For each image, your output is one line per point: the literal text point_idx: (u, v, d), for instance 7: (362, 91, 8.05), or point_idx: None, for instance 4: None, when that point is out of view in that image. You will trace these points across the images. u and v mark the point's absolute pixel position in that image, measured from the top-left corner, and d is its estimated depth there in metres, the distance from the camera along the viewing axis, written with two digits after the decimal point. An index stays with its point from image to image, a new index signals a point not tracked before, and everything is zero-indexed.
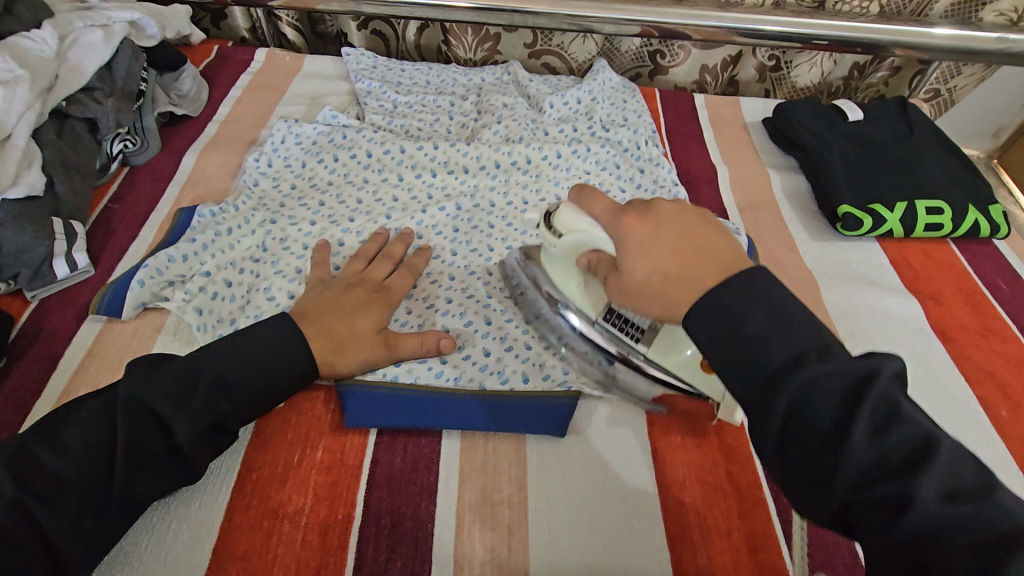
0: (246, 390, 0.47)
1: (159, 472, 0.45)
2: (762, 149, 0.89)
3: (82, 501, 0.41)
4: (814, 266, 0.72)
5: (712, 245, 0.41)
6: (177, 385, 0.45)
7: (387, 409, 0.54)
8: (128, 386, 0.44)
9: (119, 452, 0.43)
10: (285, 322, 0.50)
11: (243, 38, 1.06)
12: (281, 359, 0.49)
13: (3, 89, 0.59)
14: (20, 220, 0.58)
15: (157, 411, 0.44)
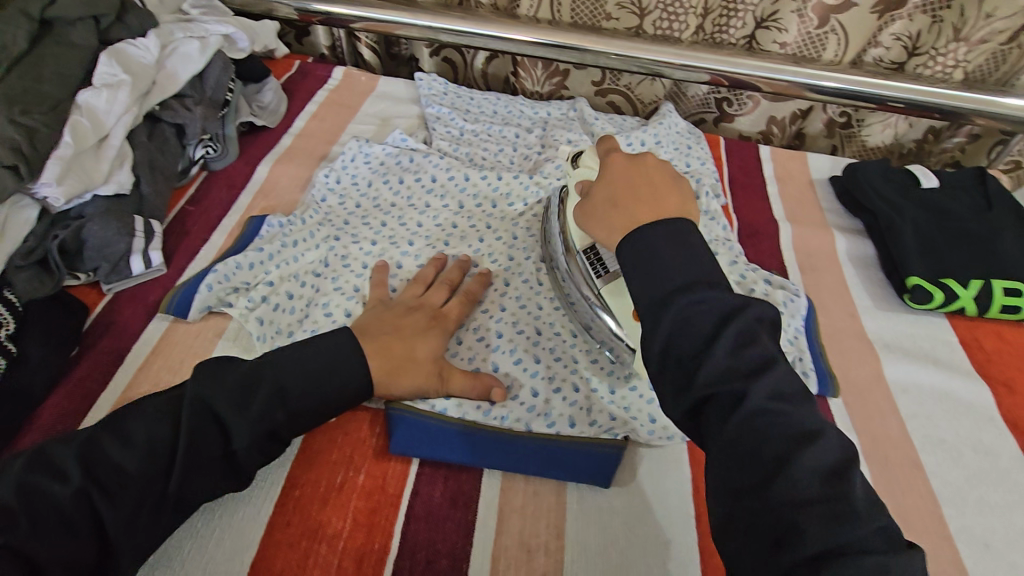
0: (302, 402, 0.48)
1: (211, 476, 0.46)
2: (828, 208, 0.87)
3: (141, 495, 0.42)
4: (877, 338, 0.69)
5: (662, 197, 0.49)
6: (240, 391, 0.46)
7: (432, 442, 0.54)
8: (196, 386, 0.46)
9: (178, 450, 0.44)
10: (345, 338, 0.51)
11: (322, 55, 1.11)
12: (339, 374, 0.49)
13: (107, 92, 0.63)
14: (107, 215, 0.61)
15: (219, 415, 0.46)
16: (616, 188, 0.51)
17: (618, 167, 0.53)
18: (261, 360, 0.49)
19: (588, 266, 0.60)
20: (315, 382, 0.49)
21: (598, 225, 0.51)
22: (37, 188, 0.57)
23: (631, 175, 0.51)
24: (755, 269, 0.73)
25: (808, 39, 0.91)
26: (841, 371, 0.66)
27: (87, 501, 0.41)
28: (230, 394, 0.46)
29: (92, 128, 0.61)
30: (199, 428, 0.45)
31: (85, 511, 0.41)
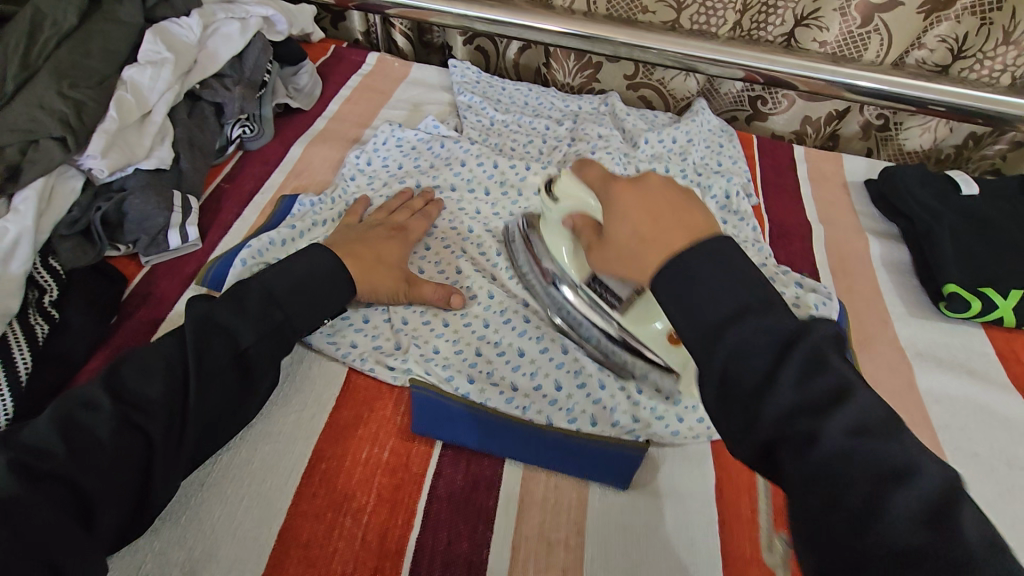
0: (290, 297, 0.54)
1: (231, 384, 0.49)
2: (862, 212, 0.85)
3: (168, 406, 0.46)
4: (908, 346, 0.68)
5: (686, 209, 0.42)
6: (229, 298, 0.52)
7: (453, 427, 0.54)
8: (198, 308, 0.50)
9: (193, 361, 0.48)
10: (319, 252, 0.57)
11: (355, 40, 1.11)
12: (317, 278, 0.56)
13: (151, 70, 0.65)
14: (147, 189, 0.63)
15: (221, 324, 0.50)
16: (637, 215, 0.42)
17: (625, 189, 0.45)
18: (257, 284, 0.53)
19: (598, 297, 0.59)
20: (307, 306, 0.55)
21: (623, 262, 0.44)
22: (82, 159, 0.58)
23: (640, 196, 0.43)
24: (786, 271, 0.72)
25: (850, 38, 0.89)
26: (871, 378, 0.65)
27: (120, 420, 0.44)
28: (237, 312, 0.51)
29: (136, 103, 0.63)
30: (208, 341, 0.49)
31: (119, 429, 0.44)
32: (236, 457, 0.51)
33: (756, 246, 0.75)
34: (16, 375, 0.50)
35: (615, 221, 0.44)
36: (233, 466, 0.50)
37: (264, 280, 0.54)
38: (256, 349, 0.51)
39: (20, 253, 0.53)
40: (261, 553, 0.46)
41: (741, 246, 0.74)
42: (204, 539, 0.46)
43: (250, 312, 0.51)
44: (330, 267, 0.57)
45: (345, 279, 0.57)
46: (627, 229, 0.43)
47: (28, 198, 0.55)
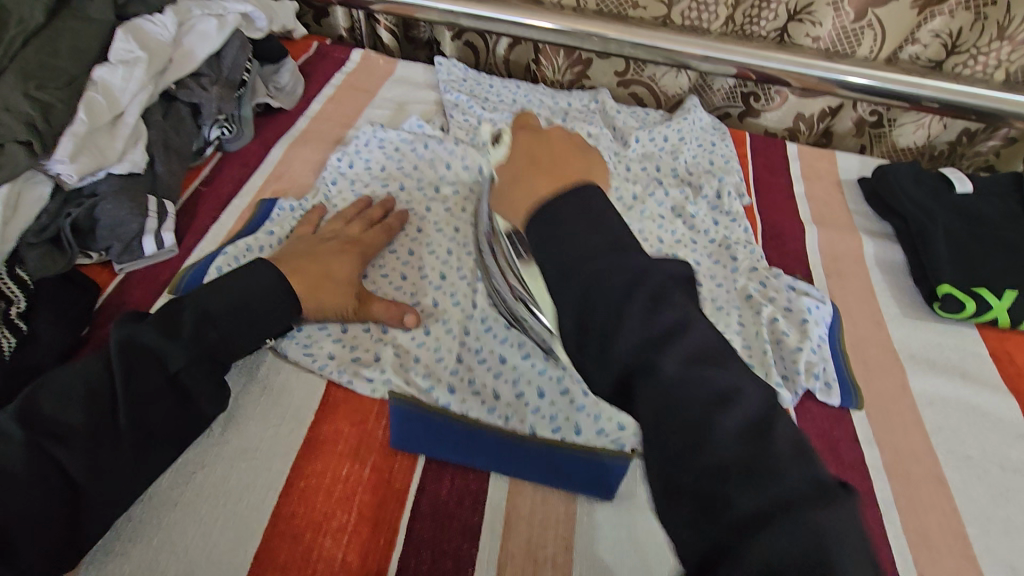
0: (224, 316, 0.52)
1: (164, 408, 0.48)
2: (855, 211, 0.84)
3: (94, 435, 0.44)
4: (901, 348, 0.67)
5: (571, 164, 0.48)
6: (163, 319, 0.50)
7: (432, 438, 0.52)
8: (122, 329, 0.48)
9: (119, 388, 0.46)
10: (263, 267, 0.56)
11: (340, 37, 1.08)
12: (256, 296, 0.54)
13: (122, 69, 0.63)
14: (120, 194, 0.61)
15: (150, 345, 0.48)
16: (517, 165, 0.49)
17: (523, 144, 0.52)
18: (190, 304, 0.52)
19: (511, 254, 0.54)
20: (244, 323, 0.53)
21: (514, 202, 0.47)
22: (51, 164, 0.56)
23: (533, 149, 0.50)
24: (777, 274, 0.71)
25: (843, 34, 0.88)
26: (864, 382, 0.63)
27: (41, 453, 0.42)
28: (168, 332, 0.49)
29: (107, 105, 0.61)
30: (135, 366, 0.47)
31: (42, 462, 0.42)
32: (211, 476, 0.49)
33: (746, 247, 0.74)
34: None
35: (510, 169, 0.50)
36: (207, 485, 0.48)
37: (198, 299, 0.52)
38: (187, 372, 0.49)
39: None
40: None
41: (731, 251, 0.73)
42: (177, 563, 0.44)
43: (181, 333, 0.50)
44: (275, 283, 0.55)
45: (288, 292, 0.55)
46: (512, 180, 0.49)
47: None
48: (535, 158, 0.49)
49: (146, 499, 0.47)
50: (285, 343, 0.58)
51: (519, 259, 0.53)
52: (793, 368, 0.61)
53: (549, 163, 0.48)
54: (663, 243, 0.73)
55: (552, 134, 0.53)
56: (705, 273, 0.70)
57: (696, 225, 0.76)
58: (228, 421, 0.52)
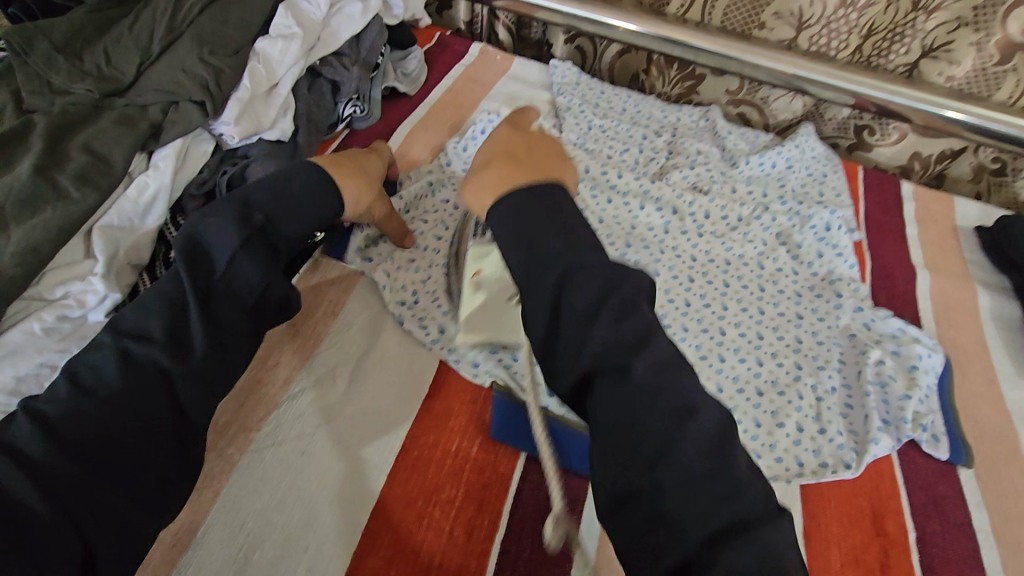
0: (271, 209, 0.52)
1: (235, 301, 0.47)
2: (970, 260, 0.80)
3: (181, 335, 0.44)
4: (1016, 411, 0.64)
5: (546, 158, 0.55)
6: (212, 216, 0.49)
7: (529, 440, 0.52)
8: (182, 231, 0.48)
9: (187, 282, 0.46)
10: (303, 169, 0.56)
11: (457, 29, 1.12)
12: (302, 197, 0.54)
13: (281, 44, 0.67)
14: (268, 158, 0.64)
15: (200, 245, 0.48)
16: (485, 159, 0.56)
17: (502, 141, 0.57)
18: (235, 197, 0.51)
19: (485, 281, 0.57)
20: (294, 214, 0.53)
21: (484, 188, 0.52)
22: (216, 124, 0.61)
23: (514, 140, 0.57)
24: (886, 316, 0.68)
25: (981, 76, 0.84)
26: (973, 440, 0.61)
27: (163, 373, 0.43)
28: (223, 227, 0.49)
29: (265, 75, 0.65)
30: (197, 264, 0.47)
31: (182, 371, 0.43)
32: (333, 433, 0.51)
33: (850, 285, 0.71)
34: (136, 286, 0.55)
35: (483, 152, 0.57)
36: (330, 438, 0.51)
37: (245, 195, 0.52)
38: (245, 261, 0.48)
39: (155, 208, 0.56)
40: (354, 529, 0.46)
41: (834, 287, 0.71)
42: (303, 505, 0.47)
43: (246, 231, 0.49)
44: (310, 179, 0.55)
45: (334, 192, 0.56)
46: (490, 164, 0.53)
47: (168, 156, 0.58)
48: (512, 153, 0.55)
49: (277, 444, 0.50)
50: (400, 311, 0.60)
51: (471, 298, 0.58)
52: (898, 415, 0.59)
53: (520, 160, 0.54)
54: (763, 271, 0.73)
55: (536, 140, 0.57)
56: (805, 307, 0.69)
57: (800, 257, 0.74)
58: (351, 378, 0.55)
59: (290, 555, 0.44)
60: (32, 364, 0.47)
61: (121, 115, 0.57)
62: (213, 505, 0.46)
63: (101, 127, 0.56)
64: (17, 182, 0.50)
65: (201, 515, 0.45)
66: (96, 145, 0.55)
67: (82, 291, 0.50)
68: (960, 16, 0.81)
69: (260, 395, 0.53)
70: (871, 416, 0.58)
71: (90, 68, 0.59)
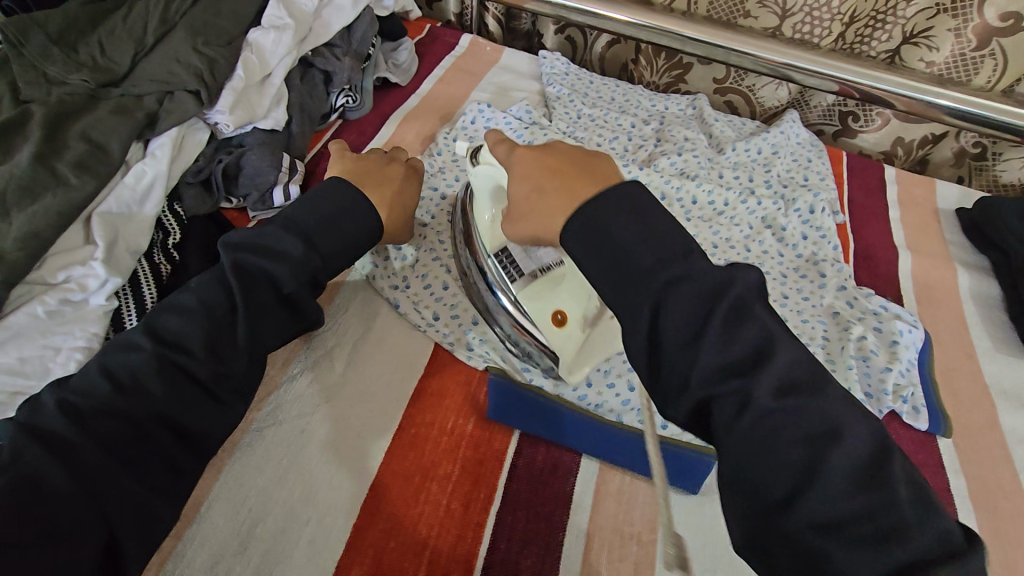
0: (321, 235, 0.52)
1: (284, 321, 0.50)
2: (951, 241, 0.82)
3: (220, 350, 0.45)
4: (993, 384, 0.66)
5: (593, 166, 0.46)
6: (261, 237, 0.50)
7: (528, 416, 0.54)
8: (231, 252, 0.48)
9: (240, 300, 0.47)
10: (350, 193, 0.55)
11: (447, 21, 1.13)
12: (351, 219, 0.54)
13: (274, 35, 0.68)
14: (263, 148, 0.66)
15: (249, 261, 0.49)
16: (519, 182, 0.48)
17: (526, 153, 0.48)
18: (280, 219, 0.52)
19: (501, 270, 0.57)
20: (341, 241, 0.53)
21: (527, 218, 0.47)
22: (211, 113, 0.62)
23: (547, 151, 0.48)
24: (868, 294, 0.70)
25: (961, 61, 0.87)
26: (952, 411, 0.63)
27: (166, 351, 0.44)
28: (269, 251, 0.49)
29: (258, 65, 0.66)
30: (246, 281, 0.48)
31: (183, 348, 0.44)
32: (331, 412, 0.52)
33: (834, 265, 0.73)
34: (143, 303, 0.54)
35: (518, 177, 0.48)
36: (330, 417, 0.52)
37: (292, 216, 0.52)
38: (299, 288, 0.50)
39: (153, 195, 0.57)
40: (355, 502, 0.48)
41: (819, 267, 0.73)
42: (305, 481, 0.48)
43: (293, 255, 0.50)
44: (361, 206, 0.55)
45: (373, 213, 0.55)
46: (526, 186, 0.47)
47: (165, 144, 0.59)
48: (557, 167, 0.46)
49: (278, 422, 0.51)
50: (395, 296, 0.62)
51: (512, 281, 0.56)
52: (880, 388, 0.61)
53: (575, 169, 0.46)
54: (749, 253, 0.75)
55: (564, 146, 0.49)
56: (790, 287, 0.71)
57: (786, 239, 0.76)
58: (349, 361, 0.56)
59: (292, 527, 0.46)
60: (37, 345, 0.48)
61: (117, 105, 0.58)
62: (216, 481, 0.47)
63: (98, 117, 0.57)
64: (17, 170, 0.51)
65: (204, 491, 0.47)
66: (94, 134, 0.56)
67: (83, 276, 0.51)
68: (939, 3, 0.83)
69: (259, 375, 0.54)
70: (853, 389, 0.60)
71: (85, 60, 0.60)
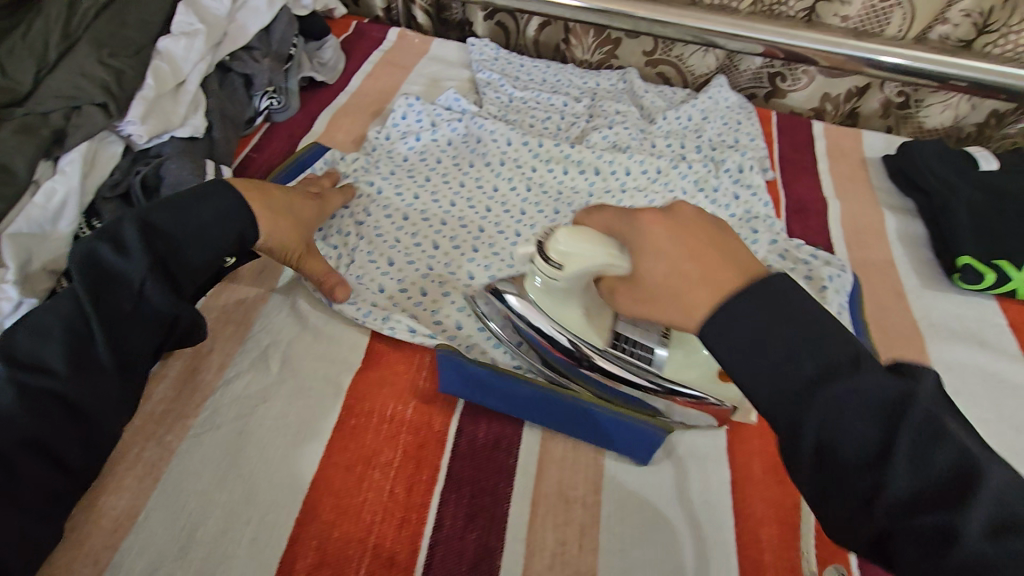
0: (174, 232, 0.49)
1: (143, 326, 0.47)
2: (878, 187, 0.85)
3: (92, 367, 0.44)
4: (921, 320, 0.68)
5: (731, 250, 0.39)
6: (116, 242, 0.47)
7: (472, 391, 0.53)
8: (83, 253, 0.46)
9: (94, 312, 0.45)
10: (224, 194, 0.53)
11: (376, 16, 1.12)
12: (218, 219, 0.51)
13: (184, 40, 0.67)
14: (183, 156, 0.65)
15: (103, 265, 0.46)
16: (653, 270, 0.41)
17: (658, 233, 0.41)
18: (130, 215, 0.49)
19: (628, 359, 0.52)
20: (203, 238, 0.50)
21: (657, 306, 0.40)
22: (122, 125, 0.61)
23: (672, 228, 0.41)
24: (799, 245, 0.72)
25: (872, 13, 0.89)
26: (882, 349, 0.65)
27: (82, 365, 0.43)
28: (113, 246, 0.47)
29: (171, 73, 0.65)
30: (101, 286, 0.46)
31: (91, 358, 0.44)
32: (268, 410, 0.52)
33: (766, 221, 0.75)
34: None
35: (648, 267, 0.41)
36: (268, 417, 0.52)
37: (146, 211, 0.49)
38: (153, 287, 0.47)
39: (67, 213, 0.56)
40: (295, 499, 0.48)
41: (751, 225, 0.74)
42: (243, 483, 0.48)
43: (141, 256, 0.47)
44: (226, 203, 0.52)
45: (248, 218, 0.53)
46: (664, 272, 0.40)
47: (74, 161, 0.57)
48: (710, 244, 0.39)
49: (215, 427, 0.51)
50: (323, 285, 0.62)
51: (647, 364, 0.52)
52: None
53: (718, 247, 0.39)
54: None
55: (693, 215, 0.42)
56: None
57: (718, 200, 0.77)
58: (284, 360, 0.56)
59: (232, 529, 0.45)
60: None
61: (20, 124, 0.56)
62: (152, 493, 0.47)
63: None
64: None
65: (140, 503, 0.46)
66: None
67: None
68: None
69: (194, 382, 0.53)
70: None
71: None
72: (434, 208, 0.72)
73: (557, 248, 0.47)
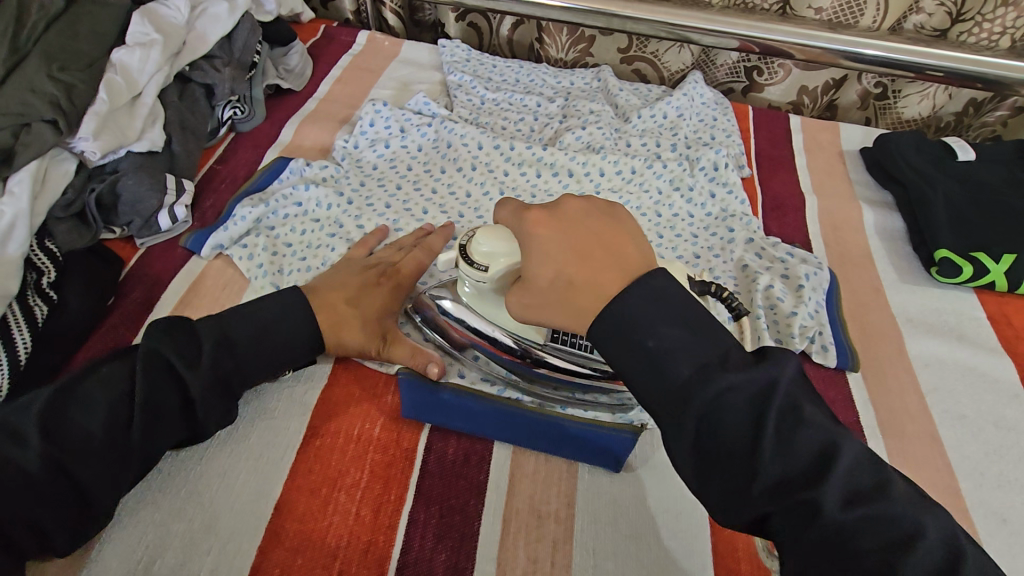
0: (246, 350, 0.49)
1: (176, 423, 0.46)
2: (856, 180, 0.84)
3: (106, 448, 0.42)
4: (900, 315, 0.67)
5: (617, 251, 0.39)
6: (186, 343, 0.47)
7: (439, 413, 0.52)
8: (149, 342, 0.46)
9: (140, 403, 0.44)
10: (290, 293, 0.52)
11: (347, 20, 1.10)
12: (283, 325, 0.51)
13: (140, 51, 0.65)
14: (140, 171, 0.63)
15: (171, 365, 0.46)
16: (552, 275, 0.40)
17: (546, 234, 0.41)
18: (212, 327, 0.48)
19: (565, 353, 0.51)
20: (265, 350, 0.50)
21: (553, 309, 0.41)
22: (75, 141, 0.59)
23: (563, 231, 0.41)
24: (775, 243, 0.71)
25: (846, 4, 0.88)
26: (860, 346, 0.64)
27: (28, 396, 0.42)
28: (175, 342, 0.46)
29: (126, 86, 0.63)
30: (155, 379, 0.45)
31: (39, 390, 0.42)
32: (231, 434, 0.51)
33: (742, 219, 0.74)
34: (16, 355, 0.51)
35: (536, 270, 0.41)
36: (230, 440, 0.50)
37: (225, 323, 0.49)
38: (205, 402, 0.47)
39: (17, 235, 0.54)
40: (258, 525, 0.46)
41: (727, 223, 0.73)
42: (203, 510, 0.46)
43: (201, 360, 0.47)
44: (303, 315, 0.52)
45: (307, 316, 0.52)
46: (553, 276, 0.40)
47: (22, 180, 0.56)
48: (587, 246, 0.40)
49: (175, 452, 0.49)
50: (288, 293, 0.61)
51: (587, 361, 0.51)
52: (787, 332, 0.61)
53: (602, 247, 0.39)
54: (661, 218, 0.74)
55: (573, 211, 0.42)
56: (701, 246, 0.71)
57: (694, 199, 0.76)
58: None
59: (192, 559, 0.44)
60: None
61: None
62: (108, 524, 0.45)
63: None
64: None
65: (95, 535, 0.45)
66: None
67: None
68: None
69: None
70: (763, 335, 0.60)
71: None
72: (403, 214, 0.70)
73: (478, 250, 0.47)
